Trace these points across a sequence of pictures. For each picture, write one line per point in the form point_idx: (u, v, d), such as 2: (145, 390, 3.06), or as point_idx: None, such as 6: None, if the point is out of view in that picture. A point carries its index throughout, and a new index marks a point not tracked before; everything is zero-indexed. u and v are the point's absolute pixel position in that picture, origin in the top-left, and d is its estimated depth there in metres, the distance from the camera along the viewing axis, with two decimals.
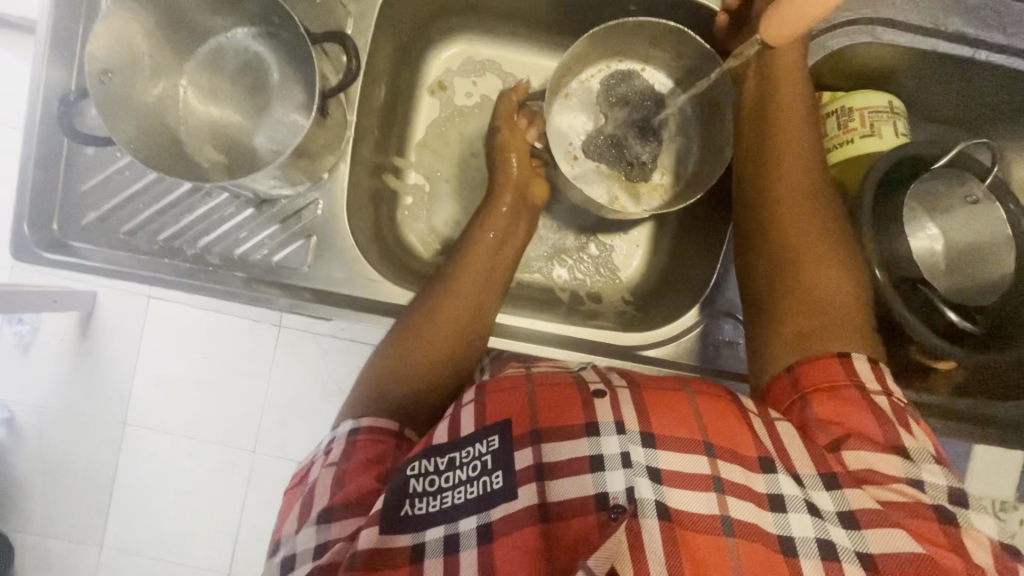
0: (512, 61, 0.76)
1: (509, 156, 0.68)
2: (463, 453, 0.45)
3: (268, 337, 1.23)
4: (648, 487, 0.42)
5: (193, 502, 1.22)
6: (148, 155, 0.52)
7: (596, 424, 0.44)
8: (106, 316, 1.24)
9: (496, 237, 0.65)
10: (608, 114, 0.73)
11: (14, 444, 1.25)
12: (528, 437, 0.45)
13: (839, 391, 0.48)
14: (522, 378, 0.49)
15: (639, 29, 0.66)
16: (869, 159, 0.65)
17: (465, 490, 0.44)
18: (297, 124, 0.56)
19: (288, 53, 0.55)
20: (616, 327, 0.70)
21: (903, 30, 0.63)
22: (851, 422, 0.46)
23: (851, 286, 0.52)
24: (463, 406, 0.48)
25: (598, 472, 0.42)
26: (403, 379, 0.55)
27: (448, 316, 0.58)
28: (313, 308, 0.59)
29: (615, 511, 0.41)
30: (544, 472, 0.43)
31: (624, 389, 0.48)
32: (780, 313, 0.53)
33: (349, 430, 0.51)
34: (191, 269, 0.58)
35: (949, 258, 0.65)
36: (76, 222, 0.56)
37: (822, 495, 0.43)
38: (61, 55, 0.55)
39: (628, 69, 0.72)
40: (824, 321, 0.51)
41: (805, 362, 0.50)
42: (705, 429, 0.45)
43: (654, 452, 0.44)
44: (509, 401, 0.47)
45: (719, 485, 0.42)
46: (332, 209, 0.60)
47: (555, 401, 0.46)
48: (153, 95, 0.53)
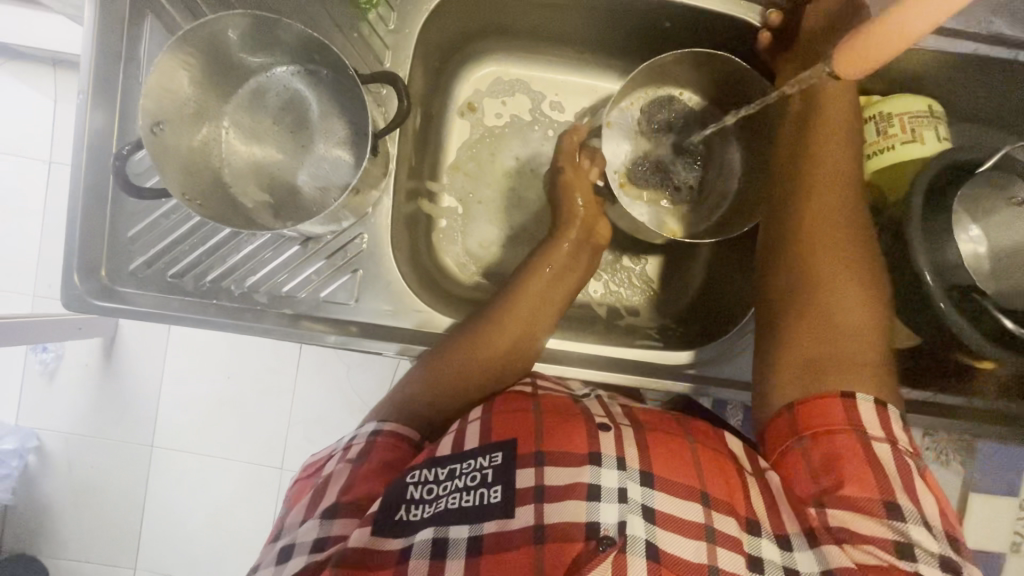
0: (541, 80, 0.76)
1: (575, 195, 0.66)
2: (464, 465, 0.46)
3: (291, 358, 1.23)
4: (639, 525, 0.43)
5: (226, 523, 1.23)
6: (201, 203, 0.52)
7: (597, 453, 0.46)
8: (132, 342, 1.24)
9: (553, 272, 0.63)
10: (652, 142, 0.73)
11: (45, 472, 1.26)
12: (531, 458, 0.46)
13: (834, 437, 0.47)
14: (529, 401, 0.51)
15: (677, 59, 0.66)
16: (910, 166, 0.65)
17: (460, 498, 0.45)
18: (342, 160, 0.57)
19: (328, 89, 0.56)
20: (660, 346, 0.70)
21: (947, 34, 0.62)
22: (838, 452, 0.46)
23: (869, 317, 0.51)
24: (469, 422, 0.50)
25: (594, 501, 0.43)
26: (433, 396, 0.56)
27: (485, 349, 0.57)
28: (363, 343, 0.59)
29: (604, 542, 0.41)
30: (543, 495, 0.44)
31: (630, 428, 0.49)
32: (796, 333, 0.52)
33: (371, 430, 0.52)
34: (239, 309, 0.57)
35: (994, 260, 0.65)
36: (124, 268, 0.56)
37: (806, 559, 0.43)
38: (105, 101, 0.55)
39: (667, 95, 0.72)
40: (837, 350, 0.50)
41: (808, 402, 0.49)
42: (702, 476, 0.46)
43: (651, 491, 0.45)
44: (514, 423, 0.49)
45: (710, 533, 0.43)
46: (379, 243, 0.60)
47: (557, 424, 0.48)
48: (198, 139, 0.53)
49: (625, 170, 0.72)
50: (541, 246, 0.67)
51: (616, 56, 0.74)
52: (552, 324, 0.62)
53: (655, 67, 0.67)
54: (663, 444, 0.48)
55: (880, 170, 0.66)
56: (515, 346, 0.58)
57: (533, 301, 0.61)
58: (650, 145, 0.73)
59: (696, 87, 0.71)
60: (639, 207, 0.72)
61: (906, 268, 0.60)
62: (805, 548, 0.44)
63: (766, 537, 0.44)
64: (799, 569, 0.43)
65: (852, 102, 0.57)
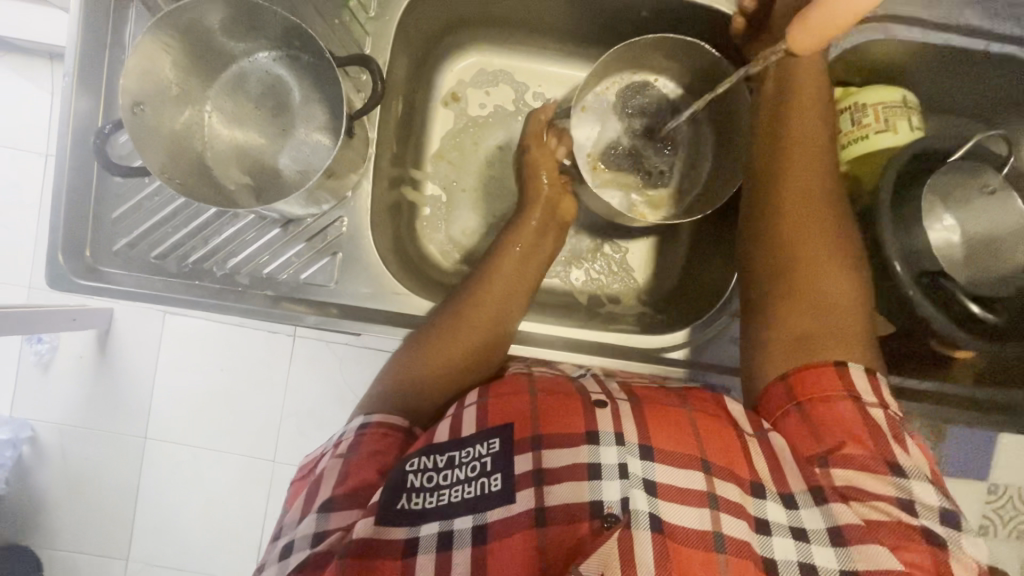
0: (524, 71, 0.77)
1: (539, 173, 0.68)
2: (463, 453, 0.46)
3: (283, 348, 1.24)
4: (642, 499, 0.43)
5: (218, 513, 1.24)
6: (181, 182, 0.53)
7: (596, 432, 0.46)
8: (125, 332, 1.26)
9: (522, 250, 0.64)
10: (625, 124, 0.74)
11: (40, 461, 1.26)
12: (528, 443, 0.46)
13: (832, 402, 0.48)
14: (525, 384, 0.51)
15: (653, 45, 0.67)
16: (882, 155, 0.66)
17: (462, 490, 0.44)
18: (321, 144, 0.58)
19: (309, 75, 0.57)
20: (637, 331, 0.71)
21: (913, 25, 0.63)
22: (835, 423, 0.47)
23: (850, 292, 0.53)
24: (465, 408, 0.49)
25: (596, 480, 0.44)
26: (421, 377, 0.56)
27: (466, 329, 0.58)
28: (342, 324, 0.60)
29: (609, 519, 0.42)
30: (543, 477, 0.44)
31: (625, 402, 0.49)
32: (782, 312, 0.53)
33: (359, 424, 0.52)
34: (221, 290, 0.58)
35: (966, 248, 0.65)
36: (109, 248, 0.58)
37: (812, 516, 0.44)
38: (90, 86, 0.56)
39: (641, 81, 0.73)
40: (820, 325, 0.52)
41: (800, 369, 0.50)
42: (702, 445, 0.46)
43: (651, 465, 0.45)
44: (511, 406, 0.48)
45: (713, 500, 0.43)
46: (359, 226, 0.61)
47: (553, 408, 0.48)
48: (180, 122, 0.54)
49: (598, 152, 0.74)
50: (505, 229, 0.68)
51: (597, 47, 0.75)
52: (528, 299, 0.63)
53: (633, 51, 0.68)
54: (657, 414, 0.48)
55: (856, 159, 0.67)
56: (495, 326, 0.60)
57: (514, 280, 0.63)
58: (627, 135, 0.74)
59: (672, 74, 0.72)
60: (610, 192, 0.73)
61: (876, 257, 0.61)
62: (810, 506, 0.44)
63: (770, 498, 0.45)
64: (806, 526, 0.43)
65: (822, 89, 0.59)
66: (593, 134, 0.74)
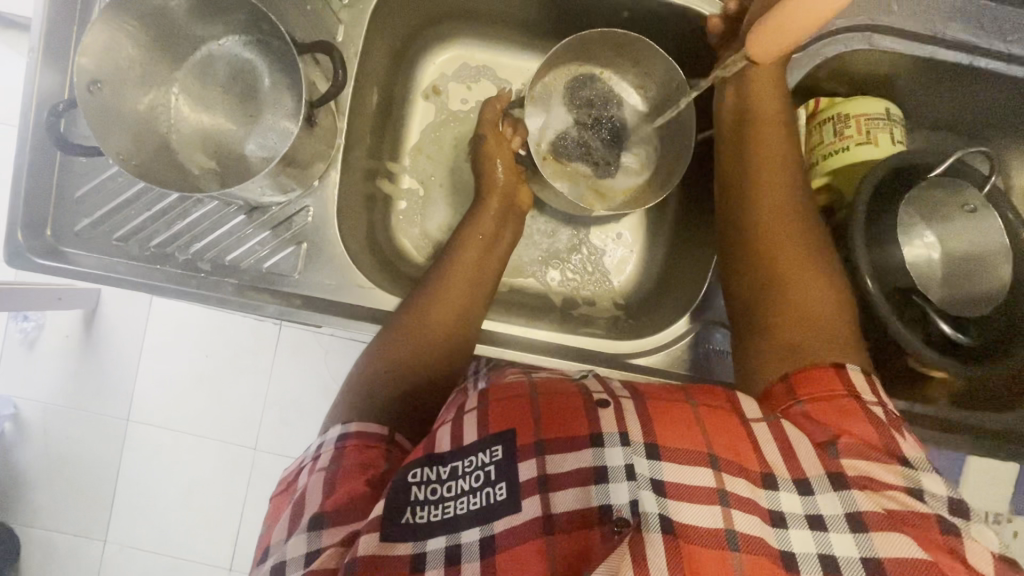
0: (507, 67, 0.77)
1: (495, 162, 0.67)
2: (465, 462, 0.44)
3: (269, 337, 1.24)
4: (651, 500, 0.40)
5: (194, 499, 1.23)
6: (138, 164, 0.52)
7: (600, 434, 0.43)
8: (108, 314, 1.25)
9: (485, 239, 0.64)
10: (574, 115, 0.74)
11: (20, 439, 1.26)
12: (531, 449, 0.43)
13: (835, 401, 0.46)
14: (526, 386, 0.47)
15: (603, 39, 0.68)
16: (864, 167, 0.65)
17: (467, 501, 0.42)
18: (287, 130, 0.57)
19: (278, 61, 0.56)
20: (607, 335, 0.70)
21: (894, 35, 0.62)
22: (843, 423, 0.45)
23: (834, 299, 0.52)
24: (466, 415, 0.46)
25: (602, 483, 0.41)
26: (396, 375, 0.55)
27: (430, 325, 0.58)
28: (304, 315, 0.59)
29: (619, 523, 0.39)
30: (547, 484, 0.41)
31: (629, 399, 0.46)
32: (766, 332, 0.53)
33: (338, 435, 0.51)
34: (182, 275, 0.58)
35: (947, 267, 0.64)
36: (70, 228, 0.57)
37: (829, 503, 0.41)
38: (56, 63, 0.55)
39: (589, 73, 0.74)
40: (810, 334, 0.51)
41: (798, 372, 0.49)
42: (711, 441, 0.43)
43: (658, 464, 0.42)
44: (511, 409, 0.45)
45: (724, 497, 0.41)
46: (326, 216, 0.60)
47: (556, 408, 0.45)
48: (144, 104, 0.53)
49: (549, 141, 0.73)
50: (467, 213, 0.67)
51: None
52: (493, 287, 0.63)
53: (584, 44, 0.69)
54: (665, 411, 0.45)
55: (835, 171, 0.66)
56: (460, 320, 0.59)
57: (476, 272, 0.62)
58: (588, 134, 0.74)
59: (627, 74, 0.74)
60: (560, 182, 0.72)
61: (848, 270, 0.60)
62: (828, 491, 0.42)
63: (784, 489, 0.42)
64: (822, 513, 0.41)
65: (778, 96, 0.60)
66: (537, 124, 0.72)
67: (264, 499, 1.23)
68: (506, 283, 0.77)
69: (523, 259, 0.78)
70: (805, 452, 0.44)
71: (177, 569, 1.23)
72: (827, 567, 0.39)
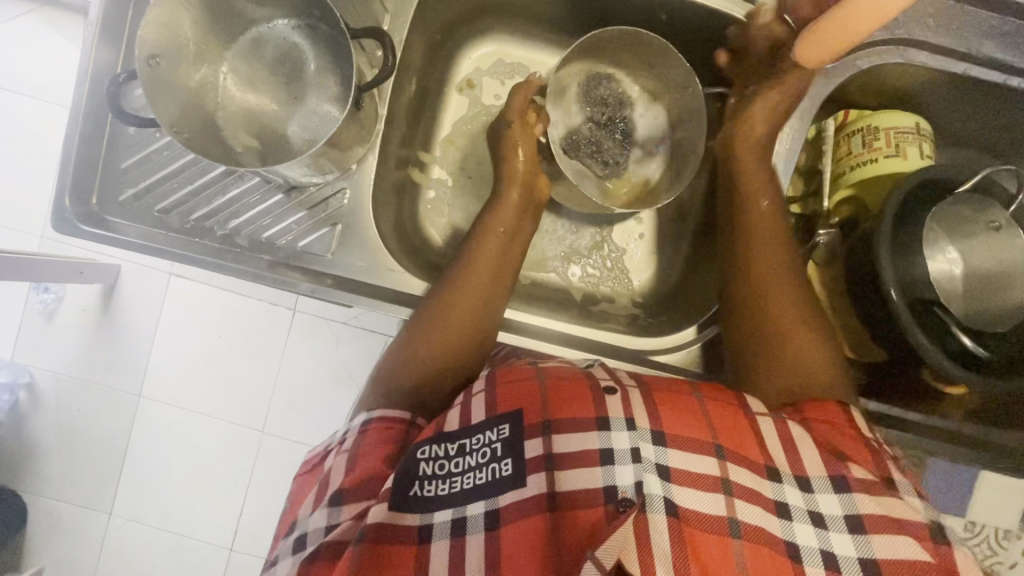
0: (541, 64, 0.78)
1: (528, 154, 0.69)
2: (474, 440, 0.46)
3: (282, 321, 1.25)
4: (656, 483, 0.42)
5: (202, 477, 1.25)
6: (188, 137, 0.54)
7: (607, 418, 0.45)
8: (128, 289, 1.27)
9: (507, 231, 0.65)
10: (586, 113, 0.75)
11: (33, 409, 1.28)
12: (539, 428, 0.45)
13: (835, 426, 0.49)
14: (533, 371, 0.50)
15: (620, 39, 0.69)
16: (892, 179, 0.66)
17: (473, 476, 0.44)
18: (330, 115, 0.59)
19: (326, 47, 0.58)
20: (628, 331, 0.71)
21: (934, 52, 0.63)
22: (844, 443, 0.47)
23: (816, 330, 0.56)
24: (473, 397, 0.48)
25: (608, 465, 0.43)
26: (423, 368, 0.57)
27: (453, 318, 0.58)
28: (334, 294, 0.60)
29: (624, 503, 0.41)
30: (554, 463, 0.43)
31: (635, 389, 0.49)
32: (773, 355, 0.55)
33: (361, 421, 0.52)
34: (219, 249, 0.59)
35: (967, 284, 0.65)
36: (114, 198, 0.59)
37: (828, 501, 0.43)
38: (111, 38, 0.57)
39: (602, 71, 0.75)
40: (803, 352, 0.55)
41: (806, 402, 0.52)
42: (716, 433, 0.46)
43: (664, 451, 0.44)
44: (521, 392, 0.47)
45: (727, 487, 0.43)
46: (361, 201, 0.62)
47: (564, 394, 0.47)
48: (195, 80, 0.55)
49: (559, 135, 0.73)
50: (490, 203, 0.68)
51: None
52: (514, 280, 0.64)
53: (601, 43, 0.70)
54: (672, 401, 0.48)
55: (861, 182, 0.68)
56: (482, 312, 0.60)
57: (495, 267, 0.63)
58: (599, 131, 0.75)
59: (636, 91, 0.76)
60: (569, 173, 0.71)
61: (874, 278, 0.61)
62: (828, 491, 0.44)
63: (788, 482, 0.44)
64: (823, 511, 0.43)
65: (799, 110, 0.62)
66: (558, 120, 0.74)
67: (271, 481, 1.25)
68: (528, 276, 0.78)
69: (546, 253, 0.80)
70: (808, 454, 0.46)
71: (181, 544, 1.25)
72: (827, 565, 0.41)
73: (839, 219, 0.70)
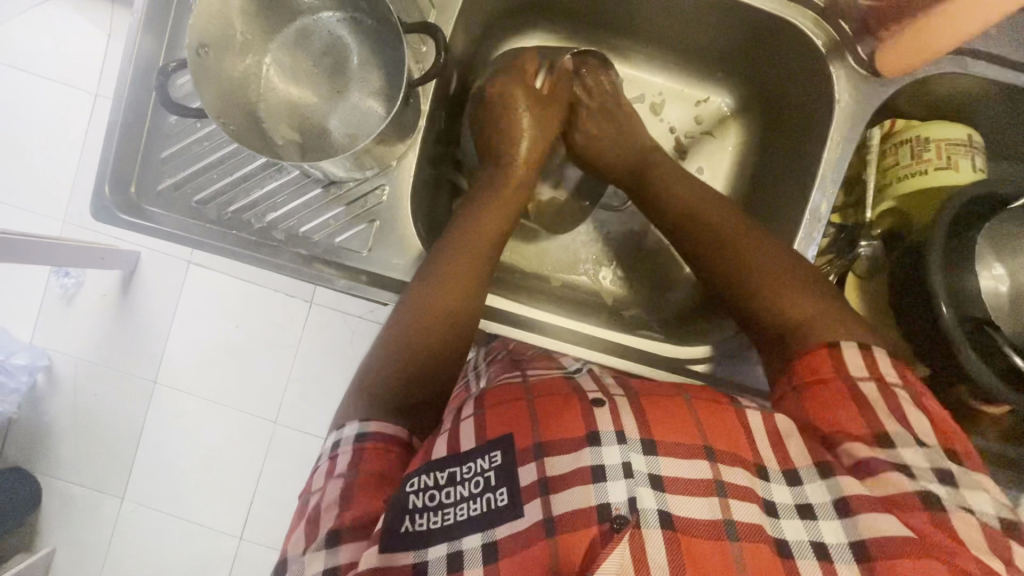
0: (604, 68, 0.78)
1: None
2: (464, 468, 0.44)
3: (298, 312, 1.25)
4: (649, 497, 0.41)
5: (214, 467, 1.25)
6: (234, 129, 0.53)
7: (596, 433, 0.43)
8: (148, 276, 1.27)
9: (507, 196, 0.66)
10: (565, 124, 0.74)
11: (51, 392, 1.29)
12: (531, 452, 0.44)
13: (826, 386, 0.48)
14: (522, 390, 0.49)
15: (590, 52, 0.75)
16: (942, 192, 0.65)
17: (467, 508, 0.42)
18: (373, 110, 0.58)
19: (371, 41, 0.57)
20: (662, 338, 0.69)
21: (992, 62, 0.61)
22: (834, 410, 0.47)
23: (802, 288, 0.55)
24: (463, 420, 0.47)
25: (601, 482, 0.41)
26: (411, 334, 0.55)
27: (444, 294, 0.57)
28: (370, 291, 0.60)
29: (618, 520, 0.39)
30: (548, 487, 0.42)
31: (623, 398, 0.47)
32: (768, 306, 0.55)
33: (355, 432, 0.50)
34: (256, 242, 0.59)
35: (1013, 302, 0.62)
36: (152, 187, 0.58)
37: (818, 491, 0.43)
38: (156, 25, 0.57)
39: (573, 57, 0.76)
40: (783, 300, 0.55)
41: (803, 355, 0.51)
42: (706, 434, 0.44)
43: (656, 459, 0.43)
44: (509, 416, 0.46)
45: (721, 488, 0.42)
46: (399, 197, 0.61)
47: (553, 413, 0.46)
48: (239, 71, 0.55)
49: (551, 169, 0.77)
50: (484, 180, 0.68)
51: (659, 49, 0.75)
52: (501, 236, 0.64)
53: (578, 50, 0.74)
54: (658, 404, 0.46)
55: (908, 195, 0.66)
56: (476, 287, 0.59)
57: (483, 240, 0.62)
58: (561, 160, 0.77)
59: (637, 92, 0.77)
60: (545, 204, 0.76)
61: (922, 295, 0.60)
62: (816, 481, 0.43)
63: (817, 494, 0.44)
64: (810, 502, 0.42)
65: (851, 119, 0.60)
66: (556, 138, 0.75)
67: (282, 472, 1.25)
68: (558, 278, 0.79)
69: (577, 256, 0.79)
70: (793, 445, 0.46)
71: (190, 533, 1.25)
72: (819, 555, 0.39)
73: (881, 231, 0.69)
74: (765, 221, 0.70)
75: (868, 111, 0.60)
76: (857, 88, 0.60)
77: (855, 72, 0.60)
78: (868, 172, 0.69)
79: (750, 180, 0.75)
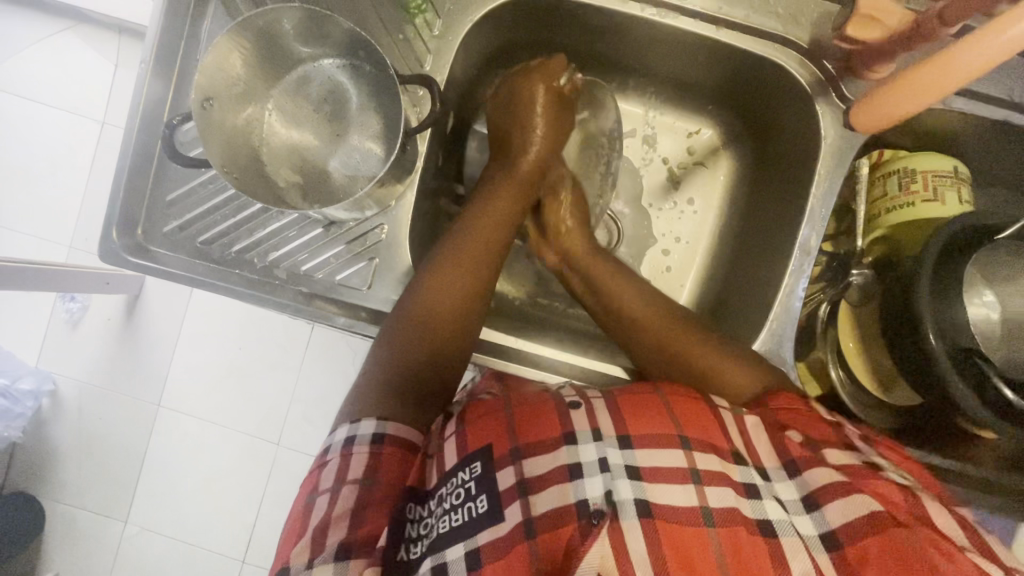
0: (627, 112, 0.80)
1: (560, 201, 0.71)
2: (448, 484, 0.45)
3: (299, 337, 1.26)
4: (627, 488, 0.40)
5: (216, 490, 1.25)
6: (238, 176, 0.55)
7: (573, 433, 0.44)
8: (153, 301, 1.29)
9: (509, 203, 0.66)
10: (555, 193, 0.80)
11: (55, 416, 1.30)
12: (509, 456, 0.44)
13: (795, 411, 0.50)
14: (502, 403, 0.49)
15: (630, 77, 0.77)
16: (931, 224, 0.66)
17: (450, 518, 0.42)
18: (372, 152, 0.60)
19: (369, 85, 0.59)
20: None
21: (974, 98, 0.63)
22: (805, 426, 0.48)
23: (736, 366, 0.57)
24: (446, 439, 0.49)
25: (578, 480, 0.41)
26: (423, 323, 0.56)
27: (444, 279, 0.58)
28: (370, 328, 0.61)
29: (596, 515, 0.39)
30: (527, 489, 0.42)
31: (599, 399, 0.48)
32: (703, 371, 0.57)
33: (369, 435, 0.50)
34: (259, 281, 0.60)
35: (1003, 328, 0.63)
36: (158, 229, 0.60)
37: (786, 488, 0.43)
38: (163, 74, 0.59)
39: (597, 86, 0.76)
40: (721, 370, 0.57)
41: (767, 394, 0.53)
42: (680, 424, 0.44)
43: (631, 452, 0.42)
44: (488, 425, 0.47)
45: (696, 476, 0.41)
46: (398, 234, 0.62)
47: (531, 419, 0.46)
48: (242, 118, 0.57)
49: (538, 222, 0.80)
50: (481, 204, 0.66)
51: (649, 85, 0.78)
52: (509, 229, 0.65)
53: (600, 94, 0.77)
54: (634, 405, 0.46)
55: (896, 225, 0.68)
56: (481, 271, 0.60)
57: (490, 234, 0.63)
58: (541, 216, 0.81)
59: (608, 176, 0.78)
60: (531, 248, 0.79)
61: (909, 321, 0.60)
62: (784, 479, 0.44)
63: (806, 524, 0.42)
64: (782, 497, 0.42)
65: (836, 154, 0.62)
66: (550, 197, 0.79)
67: (284, 496, 1.25)
68: (558, 307, 0.80)
69: None
70: (761, 447, 0.46)
71: (192, 556, 1.25)
72: None
73: (874, 258, 0.70)
74: (755, 248, 0.71)
75: (854, 147, 0.62)
76: (843, 125, 0.62)
77: (839, 109, 0.62)
78: (858, 202, 0.70)
79: (744, 209, 0.76)
